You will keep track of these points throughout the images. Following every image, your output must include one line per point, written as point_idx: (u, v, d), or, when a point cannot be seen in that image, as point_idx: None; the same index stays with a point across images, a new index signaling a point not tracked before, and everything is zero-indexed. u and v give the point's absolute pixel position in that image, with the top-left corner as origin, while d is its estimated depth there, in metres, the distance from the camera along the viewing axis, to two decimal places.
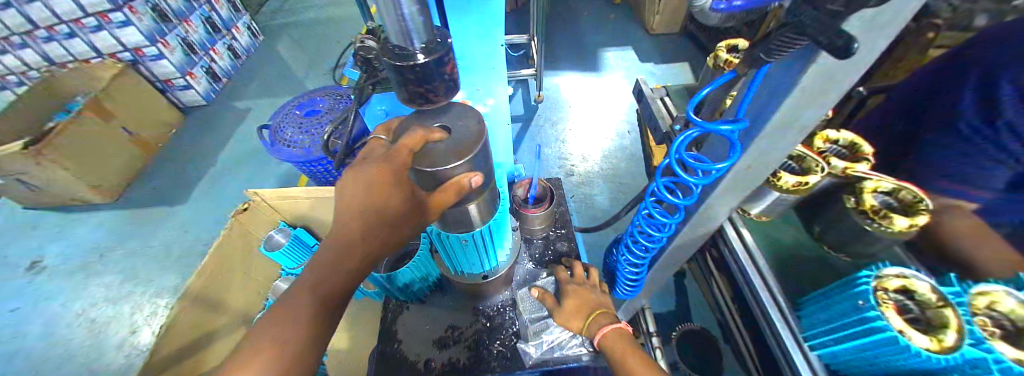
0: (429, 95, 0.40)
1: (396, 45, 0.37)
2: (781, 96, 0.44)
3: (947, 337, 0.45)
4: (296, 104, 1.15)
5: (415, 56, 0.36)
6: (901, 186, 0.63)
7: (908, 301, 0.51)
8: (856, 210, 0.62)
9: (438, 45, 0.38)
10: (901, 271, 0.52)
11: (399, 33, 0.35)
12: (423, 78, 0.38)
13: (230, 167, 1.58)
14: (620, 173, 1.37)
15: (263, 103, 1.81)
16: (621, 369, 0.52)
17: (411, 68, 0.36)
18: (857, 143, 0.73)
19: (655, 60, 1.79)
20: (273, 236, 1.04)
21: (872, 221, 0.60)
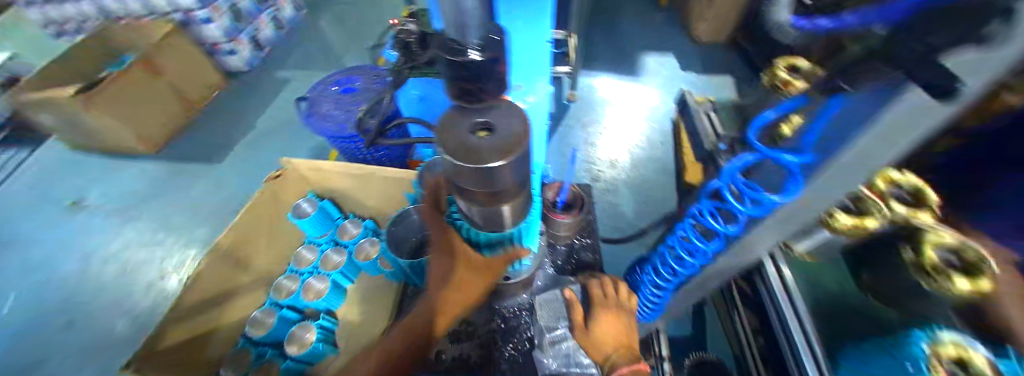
0: (479, 91, 0.41)
1: (452, 40, 0.39)
2: (857, 130, 0.39)
3: None
4: (334, 80, 1.18)
5: (467, 51, 0.38)
6: (965, 242, 0.53)
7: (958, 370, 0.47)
8: (915, 264, 0.57)
9: (493, 41, 0.39)
10: (959, 339, 0.49)
11: (456, 27, 0.37)
12: (476, 74, 0.39)
13: (265, 133, 1.66)
14: (649, 185, 1.32)
15: (301, 75, 1.88)
16: None
17: (465, 64, 0.38)
18: (922, 189, 0.65)
19: (699, 70, 1.70)
20: (301, 205, 1.09)
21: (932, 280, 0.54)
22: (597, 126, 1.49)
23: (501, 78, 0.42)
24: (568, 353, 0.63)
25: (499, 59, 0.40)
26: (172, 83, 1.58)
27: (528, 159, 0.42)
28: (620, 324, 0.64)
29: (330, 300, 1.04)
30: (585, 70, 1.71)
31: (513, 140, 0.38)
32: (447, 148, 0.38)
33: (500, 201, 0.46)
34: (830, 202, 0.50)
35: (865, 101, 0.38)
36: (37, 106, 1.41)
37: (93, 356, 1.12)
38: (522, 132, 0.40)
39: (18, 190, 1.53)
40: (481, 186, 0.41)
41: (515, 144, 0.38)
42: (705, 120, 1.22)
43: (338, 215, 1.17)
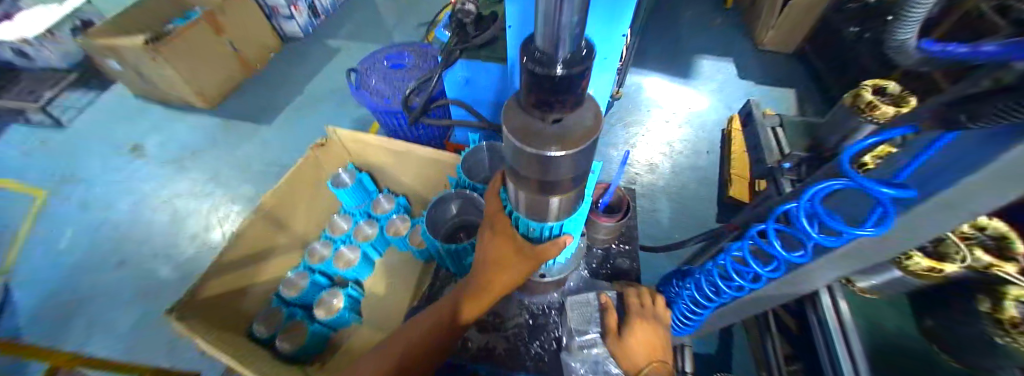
0: (551, 107, 0.34)
1: (538, 47, 0.31)
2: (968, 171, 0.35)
3: None
4: (385, 54, 1.17)
5: (553, 65, 0.30)
6: None
7: None
8: (989, 317, 0.52)
9: (583, 57, 0.31)
10: None
11: (547, 35, 0.29)
12: (555, 91, 0.32)
13: (312, 100, 1.70)
14: (689, 194, 1.27)
15: (352, 46, 1.91)
16: None
17: (547, 79, 0.31)
18: (1012, 238, 0.57)
19: (758, 80, 1.59)
20: (340, 174, 1.10)
21: (1007, 336, 0.49)
22: (640, 127, 1.44)
23: (578, 95, 0.35)
24: (596, 360, 0.60)
25: (585, 77, 0.32)
26: (232, 42, 1.64)
27: (590, 156, 0.40)
28: (656, 335, 0.60)
29: (359, 270, 1.06)
30: (634, 68, 1.64)
31: (582, 132, 0.36)
32: (512, 127, 0.38)
33: (550, 192, 0.44)
34: (913, 242, 0.46)
35: (990, 141, 0.34)
36: (110, 53, 1.50)
37: (140, 293, 1.22)
38: (592, 126, 0.37)
39: (88, 129, 1.66)
40: (536, 173, 0.40)
41: (584, 135, 0.36)
42: (771, 136, 1.14)
43: (374, 189, 1.20)
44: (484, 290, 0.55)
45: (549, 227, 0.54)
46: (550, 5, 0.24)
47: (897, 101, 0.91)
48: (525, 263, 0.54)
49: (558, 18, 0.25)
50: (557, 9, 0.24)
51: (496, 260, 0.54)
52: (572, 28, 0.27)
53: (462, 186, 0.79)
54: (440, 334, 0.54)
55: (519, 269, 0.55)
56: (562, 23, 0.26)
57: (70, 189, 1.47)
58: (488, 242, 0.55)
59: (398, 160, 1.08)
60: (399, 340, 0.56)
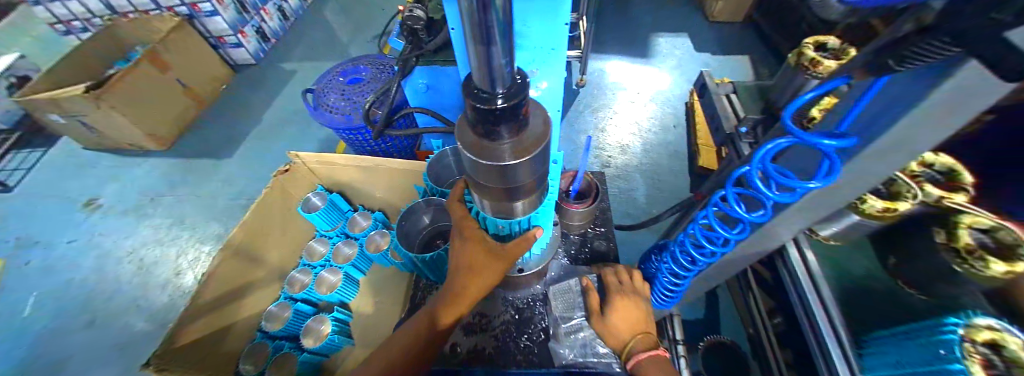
0: (497, 134, 0.36)
1: (477, 86, 0.33)
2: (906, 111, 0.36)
3: None
4: (340, 71, 1.14)
5: (494, 100, 0.32)
6: (1002, 225, 0.52)
7: (994, 356, 0.44)
8: (946, 247, 0.53)
9: (519, 88, 0.34)
10: (992, 322, 0.45)
11: (483, 75, 0.31)
12: (499, 120, 0.33)
13: (274, 127, 1.65)
14: (662, 170, 1.29)
15: (308, 67, 1.86)
16: None
17: (491, 112, 0.32)
18: (959, 170, 0.61)
19: (712, 51, 1.64)
20: (310, 198, 1.08)
21: (964, 262, 0.51)
22: (607, 111, 1.46)
23: (523, 119, 0.36)
24: (584, 343, 0.64)
25: (525, 103, 0.34)
26: (180, 78, 1.58)
27: (546, 154, 0.42)
28: (642, 311, 0.59)
29: (342, 291, 1.04)
30: (594, 54, 1.66)
31: (533, 139, 0.38)
32: (464, 142, 0.39)
33: (515, 198, 0.45)
34: (863, 186, 0.48)
35: (914, 80, 0.36)
36: (46, 106, 1.42)
37: (115, 351, 1.16)
38: (542, 133, 0.39)
39: (35, 189, 1.56)
40: (497, 181, 0.41)
41: (535, 142, 0.38)
42: (727, 102, 1.17)
43: (348, 208, 1.16)
44: (459, 294, 0.54)
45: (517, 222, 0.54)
46: (480, 51, 0.27)
47: (838, 54, 0.96)
48: (498, 264, 0.54)
49: (490, 60, 0.27)
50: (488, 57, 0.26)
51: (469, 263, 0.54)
52: (503, 66, 0.30)
53: (430, 194, 0.79)
54: (422, 344, 0.54)
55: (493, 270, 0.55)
56: (495, 65, 0.28)
57: (22, 255, 1.38)
58: (462, 248, 0.55)
59: (369, 176, 1.06)
60: (378, 357, 0.53)
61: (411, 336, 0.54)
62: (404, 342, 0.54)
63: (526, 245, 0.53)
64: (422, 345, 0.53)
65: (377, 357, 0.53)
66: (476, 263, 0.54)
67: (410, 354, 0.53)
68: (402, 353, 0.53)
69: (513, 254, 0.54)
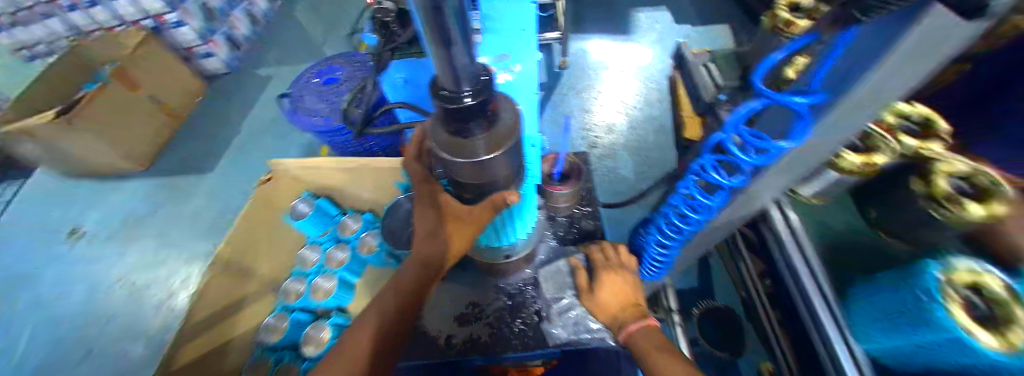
0: (470, 130, 0.38)
1: (442, 86, 0.34)
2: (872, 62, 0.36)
3: (1014, 336, 0.40)
4: (314, 72, 1.10)
5: (461, 99, 0.33)
6: (980, 169, 0.52)
7: (974, 295, 0.44)
8: (925, 195, 0.54)
9: (485, 84, 0.35)
10: (972, 264, 0.45)
11: (448, 76, 0.32)
12: (468, 118, 0.35)
13: (254, 137, 1.62)
14: (648, 146, 1.29)
15: (284, 72, 1.82)
16: (648, 358, 0.50)
17: (461, 111, 0.34)
18: (935, 119, 0.60)
19: (692, 22, 1.62)
20: (297, 205, 1.07)
21: (940, 208, 0.51)
22: (590, 92, 1.44)
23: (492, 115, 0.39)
24: (577, 321, 0.64)
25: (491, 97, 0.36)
26: (152, 94, 1.54)
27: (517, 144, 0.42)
28: (627, 283, 0.61)
29: (339, 297, 1.02)
30: (574, 35, 1.62)
31: (505, 132, 0.41)
32: (441, 141, 0.41)
33: (497, 187, 0.48)
34: (837, 143, 0.49)
35: (878, 36, 0.36)
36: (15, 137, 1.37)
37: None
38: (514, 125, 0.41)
39: (16, 223, 1.52)
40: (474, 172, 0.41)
41: (508, 135, 0.41)
42: (704, 72, 1.15)
43: (336, 212, 1.15)
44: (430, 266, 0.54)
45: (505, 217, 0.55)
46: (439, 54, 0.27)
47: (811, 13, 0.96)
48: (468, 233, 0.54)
49: (454, 65, 0.28)
50: (448, 58, 0.26)
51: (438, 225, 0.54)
52: (467, 66, 0.30)
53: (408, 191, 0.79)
54: (396, 317, 0.51)
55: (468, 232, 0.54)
56: (459, 66, 0.28)
57: (11, 290, 1.35)
58: (433, 217, 0.54)
59: (360, 178, 1.05)
60: (354, 329, 0.50)
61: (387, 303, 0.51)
62: (377, 312, 0.51)
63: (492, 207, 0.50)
64: (395, 314, 0.51)
65: (355, 327, 0.50)
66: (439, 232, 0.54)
67: (383, 319, 0.50)
68: (374, 323, 0.50)
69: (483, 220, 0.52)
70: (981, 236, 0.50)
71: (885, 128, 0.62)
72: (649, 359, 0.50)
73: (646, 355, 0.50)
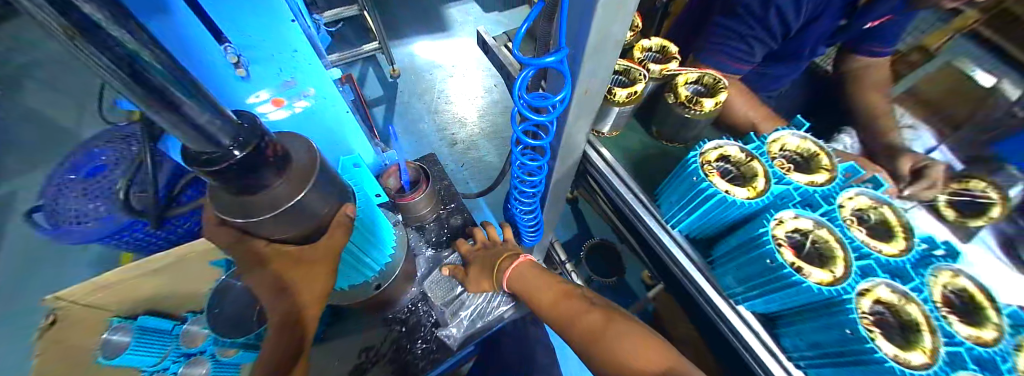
0: (257, 180, 0.33)
1: (195, 149, 0.29)
2: (591, 13, 0.44)
3: (758, 184, 0.57)
4: (65, 166, 0.83)
5: (229, 153, 0.30)
6: (704, 73, 0.69)
7: (727, 165, 0.61)
8: (676, 103, 0.68)
9: (250, 132, 0.32)
10: (717, 143, 0.62)
11: (194, 137, 0.28)
12: (248, 170, 0.31)
13: (14, 277, 1.18)
14: (501, 128, 1.40)
15: (31, 179, 1.34)
16: (529, 293, 0.58)
17: (236, 168, 0.30)
18: (665, 45, 0.75)
19: (497, 8, 1.74)
20: (109, 338, 0.74)
21: (690, 109, 0.66)
22: (433, 93, 1.46)
23: (278, 157, 0.35)
24: (478, 315, 0.66)
25: (266, 141, 0.33)
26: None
27: (327, 178, 0.41)
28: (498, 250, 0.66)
29: None
30: (394, 41, 1.58)
31: (304, 169, 0.37)
32: (223, 207, 0.35)
33: (322, 229, 0.43)
34: (604, 83, 0.59)
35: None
36: None
37: None
38: (310, 159, 0.38)
39: None
40: (279, 223, 0.37)
41: (307, 171, 0.37)
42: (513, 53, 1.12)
43: (174, 322, 0.82)
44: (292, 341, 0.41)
45: (376, 260, 0.57)
46: (170, 119, 0.24)
47: None
48: (323, 275, 0.45)
49: (194, 122, 0.25)
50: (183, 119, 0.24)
51: (280, 280, 0.42)
52: (216, 119, 0.27)
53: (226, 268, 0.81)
54: None
55: (335, 259, 0.46)
56: (203, 123, 0.25)
57: None
58: (255, 280, 0.41)
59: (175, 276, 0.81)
60: None
61: None
62: None
63: (343, 233, 0.44)
64: None
65: None
66: (299, 287, 0.43)
67: None
68: None
69: (338, 242, 0.44)
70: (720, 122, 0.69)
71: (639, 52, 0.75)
72: (535, 301, 0.57)
73: (529, 291, 0.58)
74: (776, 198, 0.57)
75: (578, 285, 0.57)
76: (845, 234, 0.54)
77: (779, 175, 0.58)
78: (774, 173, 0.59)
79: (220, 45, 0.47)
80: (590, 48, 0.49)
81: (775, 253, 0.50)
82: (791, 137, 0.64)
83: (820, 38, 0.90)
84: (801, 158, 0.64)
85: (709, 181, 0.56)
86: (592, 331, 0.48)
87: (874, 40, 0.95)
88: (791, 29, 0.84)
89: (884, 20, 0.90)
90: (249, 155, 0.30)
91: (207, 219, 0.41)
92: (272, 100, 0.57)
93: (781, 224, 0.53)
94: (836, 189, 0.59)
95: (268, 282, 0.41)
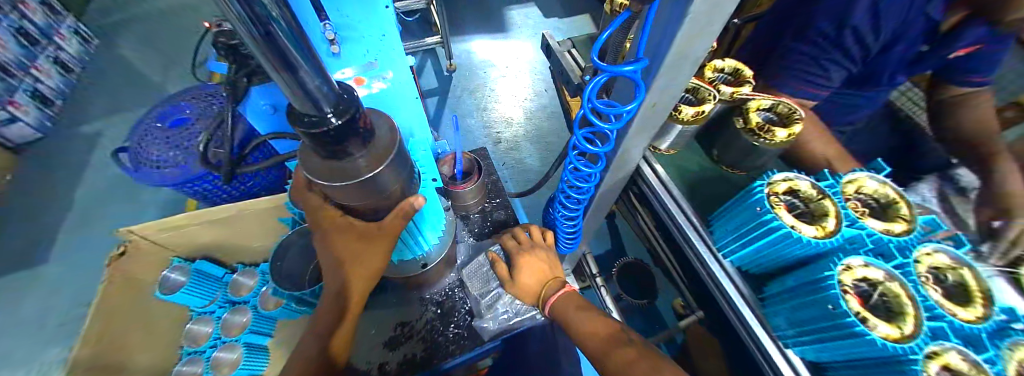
0: (345, 152, 0.35)
1: (301, 111, 0.31)
2: (676, 25, 0.42)
3: (828, 224, 0.53)
4: (154, 115, 0.90)
5: (326, 119, 0.31)
6: (778, 101, 0.66)
7: (795, 199, 0.59)
8: (744, 129, 0.65)
9: (348, 102, 0.33)
10: (787, 175, 0.59)
11: (300, 99, 0.29)
12: (342, 138, 0.32)
13: (99, 203, 1.33)
14: (545, 132, 1.41)
15: (118, 121, 1.49)
16: (564, 323, 0.59)
17: (331, 134, 0.31)
18: (739, 68, 0.72)
19: (558, 15, 1.74)
20: (166, 276, 0.82)
21: (760, 137, 0.63)
22: (483, 91, 1.49)
23: (366, 130, 0.36)
24: (504, 312, 0.67)
25: (360, 113, 0.34)
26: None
27: (403, 158, 0.43)
28: (545, 263, 0.66)
29: (251, 363, 0.77)
30: (454, 37, 1.62)
31: (385, 147, 0.39)
32: (313, 170, 0.37)
33: (384, 211, 0.45)
34: (674, 98, 0.57)
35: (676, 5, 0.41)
36: None
37: None
38: (391, 141, 0.40)
39: None
40: (359, 195, 0.40)
41: (388, 147, 0.39)
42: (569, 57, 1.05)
43: (224, 270, 0.90)
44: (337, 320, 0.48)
45: (421, 241, 0.59)
46: (289, 81, 0.26)
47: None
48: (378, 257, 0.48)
49: (302, 85, 0.26)
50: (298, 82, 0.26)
51: (338, 258, 0.47)
52: (321, 83, 0.29)
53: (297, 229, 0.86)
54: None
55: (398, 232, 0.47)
56: (311, 87, 0.27)
57: None
58: (325, 251, 0.48)
59: (235, 229, 0.87)
60: None
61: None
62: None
63: (401, 219, 0.45)
64: None
65: None
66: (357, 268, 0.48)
67: None
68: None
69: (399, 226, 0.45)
70: (795, 149, 0.70)
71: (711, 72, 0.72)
72: (571, 322, 0.58)
73: (571, 320, 0.58)
74: (846, 242, 0.53)
75: (625, 329, 0.54)
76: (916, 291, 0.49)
77: (852, 217, 0.54)
78: (847, 215, 0.55)
79: (321, 22, 0.51)
80: (669, 61, 0.47)
81: (841, 300, 0.46)
82: (868, 180, 0.60)
83: (901, 63, 0.83)
84: (878, 205, 0.60)
85: (774, 213, 0.54)
86: (626, 364, 0.48)
87: (961, 71, 0.82)
88: (871, 51, 0.78)
89: (972, 49, 0.77)
90: (344, 124, 0.31)
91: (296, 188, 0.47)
92: (354, 79, 0.58)
93: (848, 270, 0.49)
94: (913, 242, 0.54)
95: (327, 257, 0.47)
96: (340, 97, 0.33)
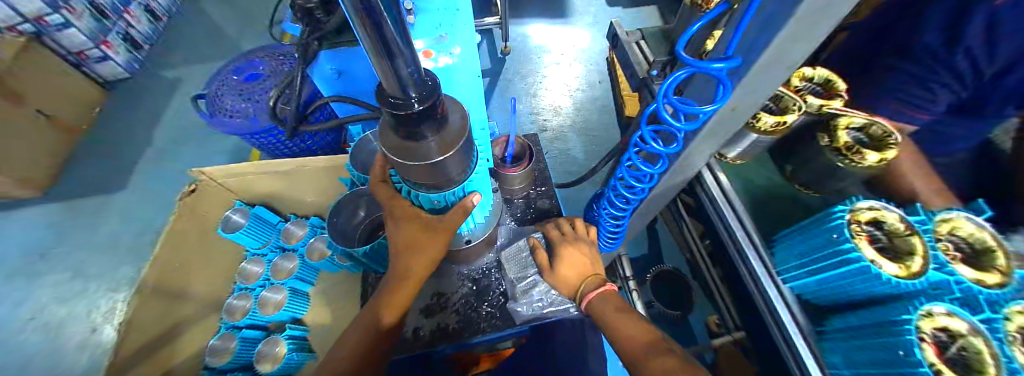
0: (419, 135, 0.34)
1: (388, 92, 0.31)
2: (774, 29, 0.37)
3: (913, 264, 0.48)
4: (231, 68, 0.96)
5: (409, 104, 0.30)
6: (872, 121, 0.59)
7: (877, 231, 0.53)
8: (829, 148, 0.59)
9: (429, 87, 0.32)
10: (872, 203, 0.54)
11: (391, 82, 0.29)
12: (419, 123, 0.32)
13: (173, 144, 1.46)
14: (593, 126, 1.37)
15: (196, 71, 1.62)
16: (600, 321, 0.58)
17: (410, 118, 0.31)
18: (832, 79, 0.66)
19: (622, 4, 1.66)
20: (229, 217, 0.89)
21: (844, 157, 0.57)
22: (535, 76, 1.47)
23: (441, 117, 0.35)
24: (540, 297, 0.67)
25: (439, 100, 0.33)
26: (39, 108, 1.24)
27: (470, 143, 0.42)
28: (588, 259, 0.65)
29: (292, 306, 0.83)
30: (512, 19, 1.60)
31: (455, 133, 0.38)
32: (387, 145, 0.37)
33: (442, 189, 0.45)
34: (756, 105, 0.52)
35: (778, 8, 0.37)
36: None
37: None
38: (462, 127, 0.39)
39: None
40: (429, 178, 0.41)
41: (456, 136, 0.38)
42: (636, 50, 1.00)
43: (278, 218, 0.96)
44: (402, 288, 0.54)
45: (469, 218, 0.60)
46: (384, 68, 0.26)
47: None
48: (440, 238, 0.52)
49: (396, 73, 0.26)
50: (394, 69, 0.25)
51: (406, 240, 0.51)
52: (412, 68, 0.28)
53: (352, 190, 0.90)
54: (372, 343, 0.52)
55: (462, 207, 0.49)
56: (403, 74, 0.27)
57: None
58: (396, 229, 0.52)
59: (291, 182, 0.92)
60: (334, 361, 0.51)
61: (354, 335, 0.53)
62: (352, 336, 0.53)
63: (463, 214, 0.50)
64: (363, 352, 0.51)
65: (334, 357, 0.52)
66: (424, 237, 0.51)
67: (361, 348, 0.51)
68: (352, 348, 0.52)
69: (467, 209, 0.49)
70: (883, 179, 0.63)
71: (799, 81, 0.67)
72: (606, 322, 0.57)
73: (608, 319, 0.57)
74: (930, 287, 0.46)
75: (665, 337, 0.52)
76: (1001, 351, 0.42)
77: (941, 261, 0.46)
78: (937, 257, 0.48)
79: None
80: (760, 65, 0.43)
81: (916, 347, 0.41)
82: (965, 222, 0.53)
83: None
84: (973, 251, 0.52)
85: (854, 243, 0.49)
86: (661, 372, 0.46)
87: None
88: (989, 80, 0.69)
89: None
90: (425, 111, 0.30)
91: (373, 178, 0.54)
92: (423, 52, 0.57)
93: (928, 316, 0.44)
94: (1005, 297, 0.46)
95: (400, 234, 0.51)
96: (425, 82, 0.32)
